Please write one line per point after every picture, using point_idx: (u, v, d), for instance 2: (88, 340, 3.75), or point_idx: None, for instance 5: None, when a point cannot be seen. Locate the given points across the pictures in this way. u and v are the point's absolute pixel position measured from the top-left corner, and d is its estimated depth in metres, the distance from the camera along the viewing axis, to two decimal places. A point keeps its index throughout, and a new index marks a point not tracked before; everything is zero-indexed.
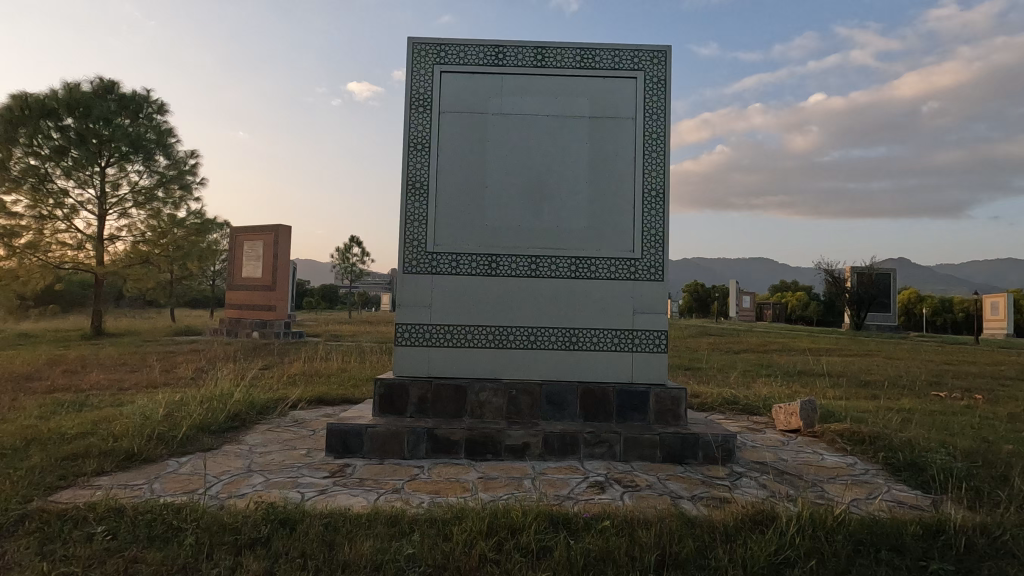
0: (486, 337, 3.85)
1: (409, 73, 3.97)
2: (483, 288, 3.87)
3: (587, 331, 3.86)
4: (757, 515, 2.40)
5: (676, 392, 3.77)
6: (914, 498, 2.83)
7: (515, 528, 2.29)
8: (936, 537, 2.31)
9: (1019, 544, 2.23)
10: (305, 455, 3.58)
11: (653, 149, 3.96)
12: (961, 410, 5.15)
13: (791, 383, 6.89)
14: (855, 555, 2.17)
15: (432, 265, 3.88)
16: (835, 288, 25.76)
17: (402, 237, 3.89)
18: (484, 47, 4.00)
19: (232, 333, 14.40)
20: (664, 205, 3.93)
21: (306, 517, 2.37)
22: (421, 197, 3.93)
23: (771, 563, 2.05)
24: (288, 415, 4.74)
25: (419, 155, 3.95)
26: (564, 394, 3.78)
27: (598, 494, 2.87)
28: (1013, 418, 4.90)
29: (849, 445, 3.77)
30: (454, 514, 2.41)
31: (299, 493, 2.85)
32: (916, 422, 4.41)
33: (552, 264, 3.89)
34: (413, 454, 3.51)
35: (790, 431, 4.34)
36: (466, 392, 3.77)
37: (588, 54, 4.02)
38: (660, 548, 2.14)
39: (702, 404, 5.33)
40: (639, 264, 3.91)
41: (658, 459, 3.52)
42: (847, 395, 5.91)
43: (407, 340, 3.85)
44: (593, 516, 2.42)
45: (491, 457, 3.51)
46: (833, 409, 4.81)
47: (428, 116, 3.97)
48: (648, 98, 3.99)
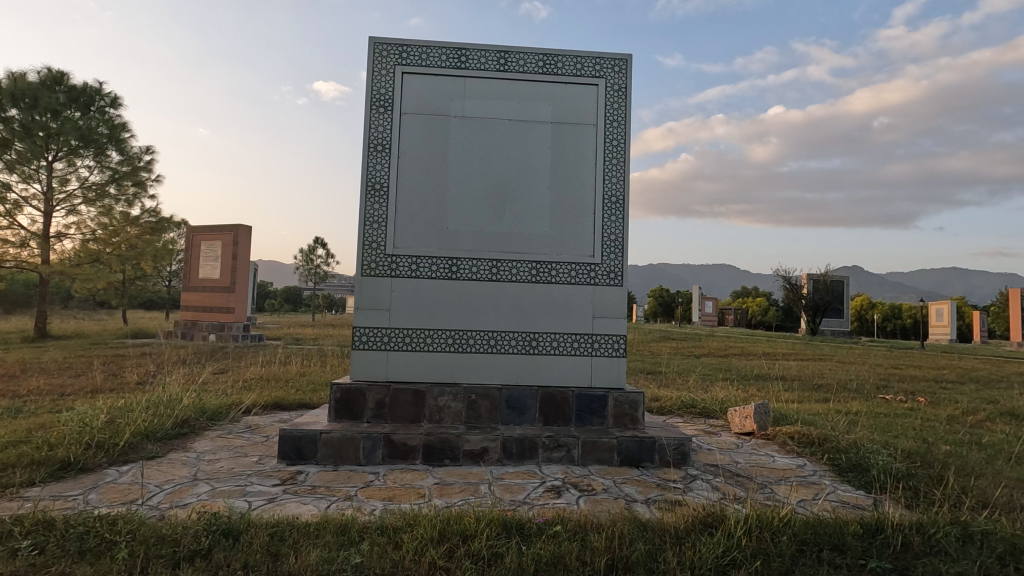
0: (446, 341, 3.81)
1: (370, 72, 3.92)
2: (444, 291, 3.84)
3: (546, 336, 3.87)
4: (707, 517, 2.44)
5: (635, 396, 3.82)
6: (858, 498, 2.93)
7: (466, 535, 2.26)
8: (875, 535, 2.38)
9: (952, 542, 2.32)
10: (256, 462, 3.47)
11: (614, 156, 4.01)
12: (904, 411, 5.39)
13: (747, 386, 7.08)
14: (799, 555, 2.23)
15: (391, 268, 3.83)
16: (792, 295, 26.56)
17: (361, 238, 3.83)
18: (447, 49, 3.98)
19: (187, 336, 13.91)
20: (624, 211, 3.99)
21: (252, 527, 2.29)
22: (381, 199, 3.87)
23: (718, 564, 2.09)
24: (241, 421, 4.59)
25: (380, 156, 3.89)
26: (524, 399, 3.78)
27: (553, 499, 2.88)
28: (953, 420, 5.15)
29: (799, 447, 3.88)
30: (406, 522, 2.37)
31: (247, 502, 2.75)
32: (863, 425, 4.59)
33: (513, 268, 3.89)
34: (369, 460, 3.45)
35: (743, 434, 4.44)
36: (425, 396, 3.73)
37: (550, 59, 4.04)
38: (610, 552, 2.15)
39: (660, 408, 5.42)
40: (599, 269, 3.95)
41: (615, 462, 3.55)
42: (800, 399, 6.10)
43: (365, 344, 3.78)
44: (546, 521, 2.41)
45: (449, 462, 3.48)
46: (785, 412, 4.95)
47: (389, 118, 3.92)
48: (610, 106, 4.04)
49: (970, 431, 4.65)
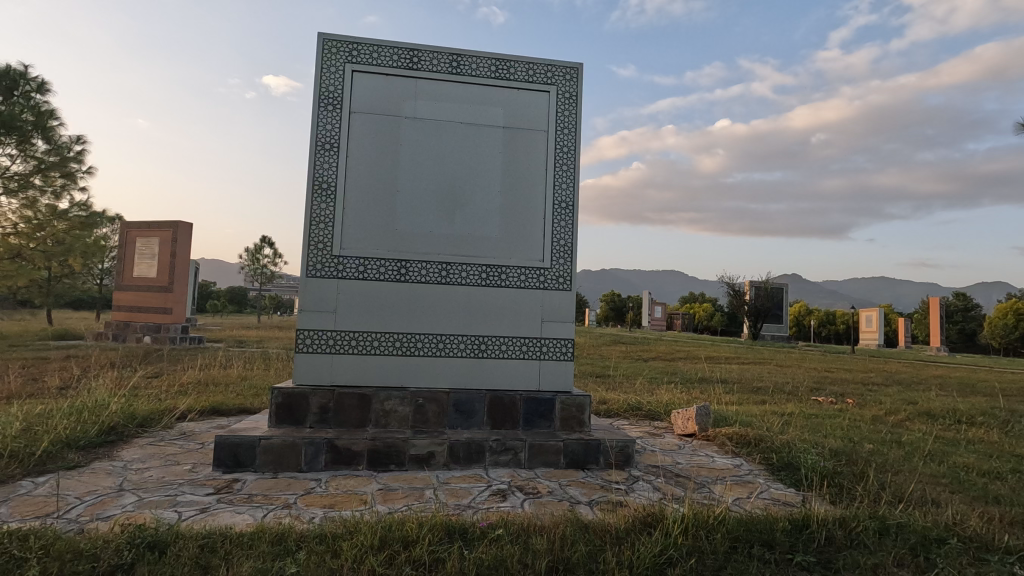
0: (394, 344, 3.76)
1: (319, 68, 3.83)
2: (392, 294, 3.79)
3: (495, 339, 3.88)
4: (646, 517, 2.51)
5: (582, 399, 3.87)
6: (787, 495, 3.08)
7: (408, 540, 2.23)
8: (802, 530, 2.51)
9: (870, 535, 2.47)
10: (189, 470, 3.31)
11: (563, 163, 4.07)
12: (833, 412, 5.71)
13: (690, 389, 7.32)
14: (731, 551, 2.32)
15: (338, 269, 3.74)
16: (735, 302, 27.60)
17: (306, 238, 3.73)
18: (399, 49, 3.94)
19: (119, 338, 13.15)
20: (573, 216, 4.05)
21: (180, 539, 2.19)
22: (327, 199, 3.79)
23: (655, 563, 2.14)
24: (174, 427, 4.37)
25: (327, 155, 3.81)
26: (472, 403, 3.75)
27: (498, 502, 2.88)
28: (877, 421, 5.48)
29: (736, 448, 4.04)
30: (346, 530, 2.31)
31: (177, 512, 2.62)
32: (796, 426, 4.82)
33: (462, 271, 3.88)
34: (312, 467, 3.35)
35: (685, 435, 4.58)
36: (371, 400, 3.65)
37: (503, 64, 4.07)
38: (551, 554, 2.17)
39: (607, 411, 5.52)
40: (548, 273, 3.99)
41: (561, 465, 3.59)
42: (739, 401, 6.35)
43: (309, 347, 3.68)
44: (489, 524, 2.42)
45: (394, 468, 3.42)
46: (725, 414, 5.15)
47: (337, 116, 3.84)
48: (560, 113, 4.10)
49: (890, 431, 4.97)
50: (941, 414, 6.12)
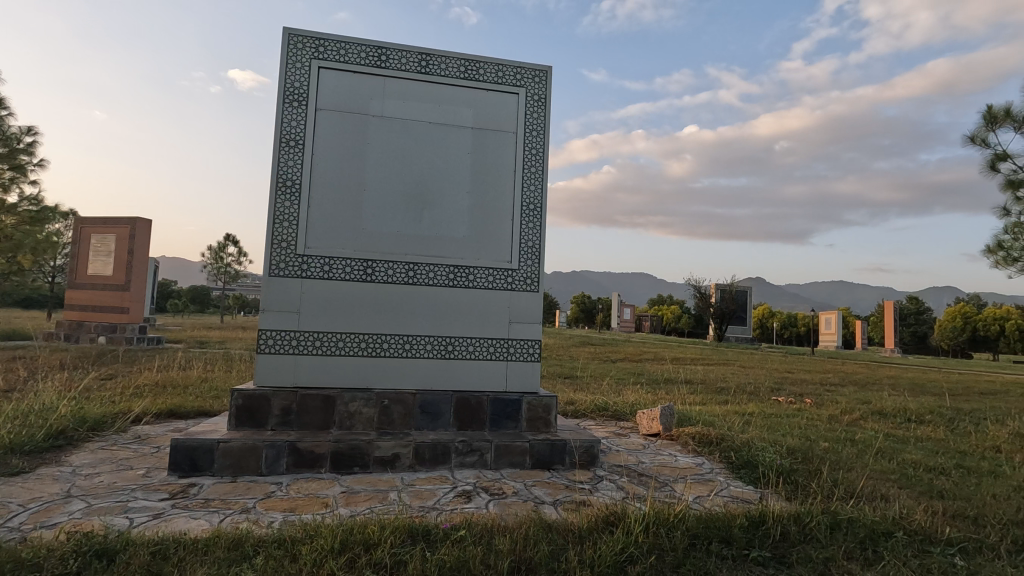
0: (361, 345, 3.72)
1: (283, 64, 3.76)
2: (358, 294, 3.74)
3: (462, 340, 3.87)
4: (609, 516, 2.54)
5: (548, 400, 3.90)
6: (746, 493, 3.16)
7: (369, 543, 2.21)
8: (758, 527, 2.58)
9: (822, 530, 2.56)
10: (142, 475, 3.20)
11: (532, 165, 4.10)
12: (792, 412, 5.89)
13: (656, 390, 7.46)
14: (691, 548, 2.37)
15: (302, 268, 3.68)
16: (701, 304, 28.17)
17: (269, 237, 3.65)
18: (367, 46, 3.90)
19: (71, 339, 12.62)
20: (541, 218, 4.08)
21: (131, 546, 2.12)
22: (292, 197, 3.72)
23: (616, 562, 2.17)
24: (128, 431, 4.22)
25: (293, 152, 3.74)
26: (438, 404, 3.74)
27: (463, 503, 2.88)
28: (833, 420, 5.69)
29: (698, 447, 4.12)
30: (306, 533, 2.27)
31: (128, 519, 2.53)
32: (756, 425, 4.95)
33: (430, 272, 3.86)
34: (273, 470, 3.28)
35: (650, 435, 4.65)
36: (335, 401, 3.59)
37: (472, 65, 4.06)
38: (514, 554, 2.17)
39: (574, 412, 5.57)
40: (516, 275, 4.00)
41: (527, 466, 3.61)
42: (703, 401, 6.49)
43: (272, 349, 3.60)
44: (453, 526, 2.42)
45: (358, 470, 3.38)
46: (688, 414, 5.25)
47: (303, 112, 3.77)
48: (529, 115, 4.12)
49: (845, 429, 5.14)
50: (893, 414, 6.37)
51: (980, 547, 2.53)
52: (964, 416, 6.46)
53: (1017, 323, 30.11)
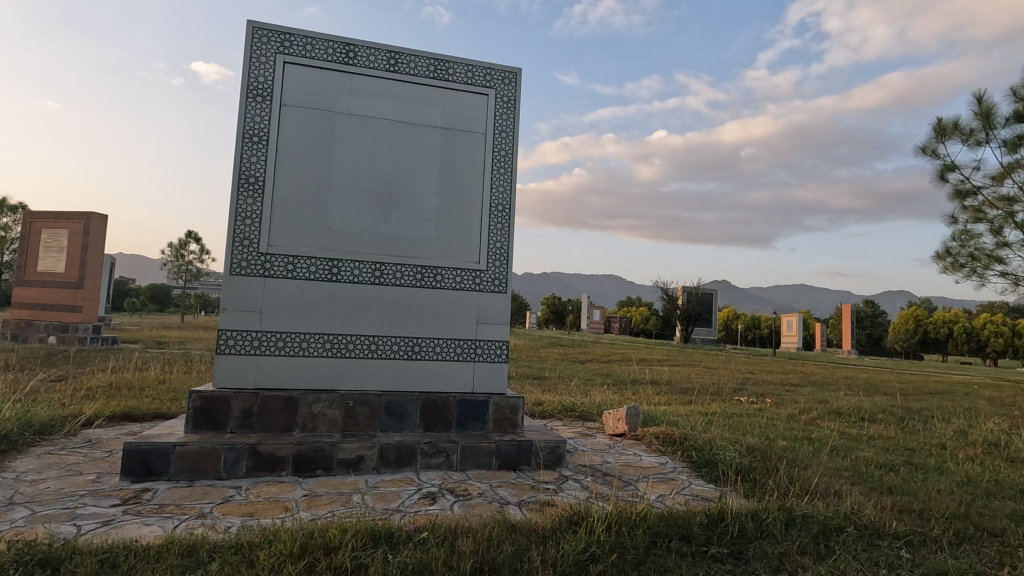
0: (325, 345, 3.66)
1: (247, 57, 3.67)
2: (323, 293, 3.68)
3: (429, 341, 3.85)
4: (572, 516, 2.56)
5: (515, 400, 3.90)
6: (707, 491, 3.23)
7: (330, 547, 2.17)
8: (717, 524, 2.64)
9: (778, 526, 2.64)
10: (92, 481, 3.07)
11: (501, 166, 4.10)
12: (753, 412, 6.05)
13: (623, 391, 7.55)
14: (652, 546, 2.41)
15: (265, 267, 3.60)
16: (668, 306, 28.66)
17: (230, 234, 3.56)
18: (334, 43, 3.85)
19: (19, 339, 12.05)
20: (510, 220, 4.09)
21: (77, 555, 2.04)
22: (255, 194, 3.63)
23: (579, 561, 2.18)
24: (79, 435, 4.05)
25: (255, 148, 3.66)
26: (405, 405, 3.70)
27: (428, 505, 2.85)
28: (791, 419, 5.86)
29: (662, 447, 4.19)
30: (265, 538, 2.22)
31: (76, 526, 2.43)
32: (718, 425, 5.07)
33: (397, 272, 3.83)
34: (232, 473, 3.20)
35: (616, 435, 4.71)
36: (298, 403, 3.51)
37: (441, 65, 4.05)
38: (477, 555, 2.17)
39: (542, 413, 5.59)
40: (484, 275, 4.00)
41: (493, 466, 3.61)
42: (668, 401, 6.61)
43: (231, 348, 3.51)
44: (416, 528, 2.40)
45: (321, 473, 3.32)
46: (653, 414, 5.34)
47: (267, 107, 3.69)
48: (498, 116, 4.13)
49: (803, 428, 5.31)
50: (848, 413, 6.61)
51: (925, 540, 2.65)
52: (914, 415, 6.74)
53: (965, 327, 31.43)
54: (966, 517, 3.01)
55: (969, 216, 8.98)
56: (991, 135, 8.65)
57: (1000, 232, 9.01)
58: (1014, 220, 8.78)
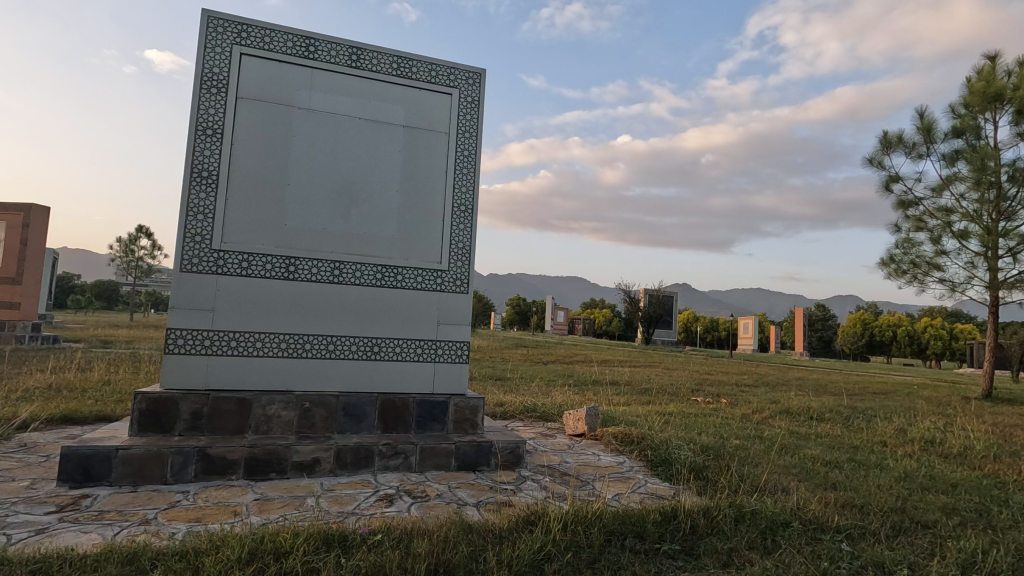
0: (281, 345, 3.57)
1: (201, 46, 3.55)
2: (279, 291, 3.59)
3: (389, 341, 3.81)
4: (529, 515, 2.57)
5: (475, 401, 3.90)
6: (662, 489, 3.30)
7: (281, 552, 2.12)
8: (671, 521, 2.70)
9: (728, 522, 2.72)
10: (26, 487, 2.90)
11: (464, 166, 4.09)
12: (709, 411, 6.22)
13: (584, 391, 7.64)
14: (606, 544, 2.45)
15: (217, 264, 3.48)
16: (631, 308, 29.13)
17: (181, 229, 3.44)
18: (294, 36, 3.76)
19: None
20: (472, 221, 4.08)
21: (6, 566, 1.92)
22: (208, 188, 3.52)
23: (534, 561, 2.20)
24: (12, 439, 3.82)
25: (209, 141, 3.54)
26: (363, 406, 3.65)
27: (384, 507, 2.82)
28: (745, 419, 6.05)
29: (620, 446, 4.26)
30: (212, 544, 2.15)
31: (6, 536, 2.30)
32: (675, 424, 5.18)
33: (356, 271, 3.77)
34: (179, 478, 3.08)
35: (576, 435, 4.75)
36: (251, 405, 3.42)
37: (405, 63, 4.01)
38: (433, 556, 2.15)
39: (503, 413, 5.60)
40: (446, 275, 3.98)
41: (452, 467, 3.59)
42: (627, 402, 6.72)
43: (180, 348, 3.39)
44: (371, 530, 2.37)
45: (274, 476, 3.24)
46: (612, 414, 5.42)
47: (222, 99, 3.58)
48: (462, 116, 4.12)
49: (755, 427, 5.49)
50: (797, 412, 6.88)
51: (864, 533, 2.78)
52: (858, 414, 7.06)
53: (907, 330, 33.09)
54: (902, 511, 3.17)
55: (911, 225, 9.47)
56: (932, 148, 9.16)
57: (938, 241, 9.55)
58: (951, 229, 9.32)
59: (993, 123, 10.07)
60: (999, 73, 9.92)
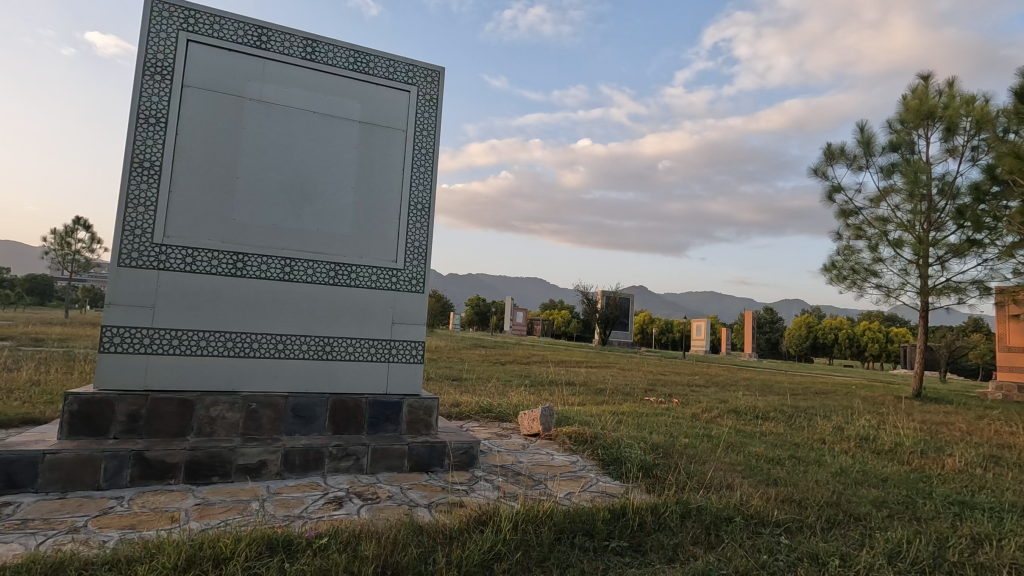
0: (227, 345, 3.45)
1: (145, 31, 3.39)
2: (225, 288, 3.46)
3: (341, 340, 3.73)
4: (480, 515, 2.57)
5: (430, 401, 3.87)
6: (613, 487, 3.36)
7: (221, 558, 2.05)
8: (619, 518, 2.76)
9: (674, 518, 2.80)
10: None
11: (421, 164, 4.05)
12: (661, 411, 6.37)
13: (541, 391, 7.70)
14: (556, 542, 2.47)
15: (159, 259, 3.33)
16: (588, 310, 29.51)
17: (119, 223, 3.27)
18: (245, 24, 3.64)
19: None
20: (429, 219, 4.05)
21: None
22: (149, 179, 3.36)
23: (483, 561, 2.20)
24: None
25: (151, 130, 3.38)
26: (313, 407, 3.57)
27: (333, 510, 2.76)
28: (695, 418, 6.21)
29: (574, 445, 4.31)
30: (146, 552, 2.05)
31: None
32: (627, 424, 5.28)
33: (308, 268, 3.67)
34: (113, 483, 2.93)
35: (531, 435, 4.77)
36: (194, 406, 3.28)
37: (362, 57, 3.95)
38: (381, 559, 2.12)
39: (458, 413, 5.58)
40: (401, 274, 3.94)
41: (405, 469, 3.55)
42: (582, 402, 6.81)
43: (117, 347, 3.22)
44: (317, 534, 2.31)
45: (218, 480, 3.12)
46: (567, 414, 5.48)
47: (166, 86, 3.42)
48: (419, 115, 4.08)
49: (704, 426, 5.66)
50: (744, 411, 7.14)
51: (801, 526, 2.92)
52: (800, 413, 7.39)
53: (848, 334, 34.80)
54: (837, 504, 3.33)
55: (851, 233, 9.97)
56: (870, 161, 9.68)
57: (875, 248, 10.09)
58: (886, 237, 9.87)
59: (925, 139, 10.72)
60: (931, 92, 10.58)
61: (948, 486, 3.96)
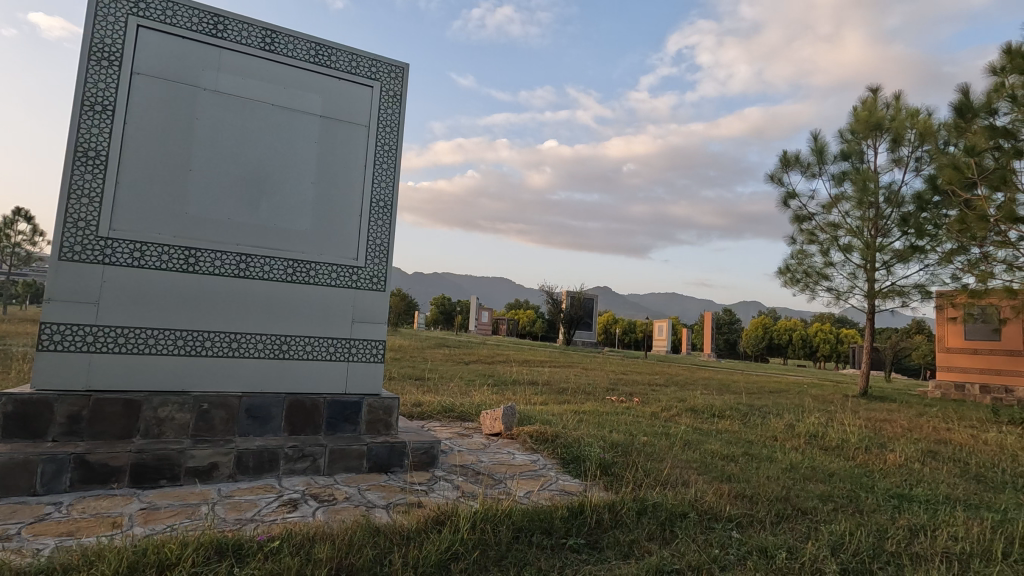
0: (177, 343, 3.32)
1: (90, 14, 3.24)
2: (176, 284, 3.34)
3: (299, 339, 3.65)
4: (438, 516, 2.56)
5: (390, 401, 3.82)
6: (573, 486, 3.40)
7: (165, 565, 1.97)
8: (578, 516, 2.79)
9: (631, 515, 2.85)
10: None
11: (383, 161, 4.00)
12: (622, 410, 6.48)
13: (504, 391, 7.72)
14: (514, 541, 2.48)
15: (105, 253, 3.19)
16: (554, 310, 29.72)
17: (60, 214, 3.11)
18: (200, 11, 3.52)
19: None
20: (391, 217, 4.00)
21: None
22: (94, 169, 3.21)
23: (440, 561, 2.19)
24: None
25: (97, 118, 3.23)
26: (269, 407, 3.48)
27: (288, 513, 2.70)
28: (654, 417, 6.33)
29: (535, 444, 4.33)
30: (85, 560, 1.96)
31: None
32: (588, 423, 5.34)
33: (265, 265, 3.58)
34: (51, 488, 2.78)
35: (493, 435, 4.77)
36: (140, 406, 3.16)
37: (323, 50, 3.87)
38: (335, 561, 2.09)
39: (420, 413, 5.53)
40: (362, 272, 3.88)
41: (363, 469, 3.50)
42: (544, 401, 6.85)
43: (56, 344, 3.06)
44: (269, 537, 2.26)
45: (166, 483, 3.00)
46: (529, 413, 5.50)
47: (114, 73, 3.28)
48: (382, 111, 4.03)
49: (662, 424, 5.78)
50: (702, 409, 7.32)
51: (752, 521, 3.01)
52: (754, 411, 7.63)
53: (801, 335, 36.11)
54: (786, 499, 3.45)
55: (805, 238, 10.35)
56: (823, 168, 10.07)
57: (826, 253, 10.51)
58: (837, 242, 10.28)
59: (873, 148, 11.22)
60: (880, 105, 11.09)
61: (889, 480, 4.16)
